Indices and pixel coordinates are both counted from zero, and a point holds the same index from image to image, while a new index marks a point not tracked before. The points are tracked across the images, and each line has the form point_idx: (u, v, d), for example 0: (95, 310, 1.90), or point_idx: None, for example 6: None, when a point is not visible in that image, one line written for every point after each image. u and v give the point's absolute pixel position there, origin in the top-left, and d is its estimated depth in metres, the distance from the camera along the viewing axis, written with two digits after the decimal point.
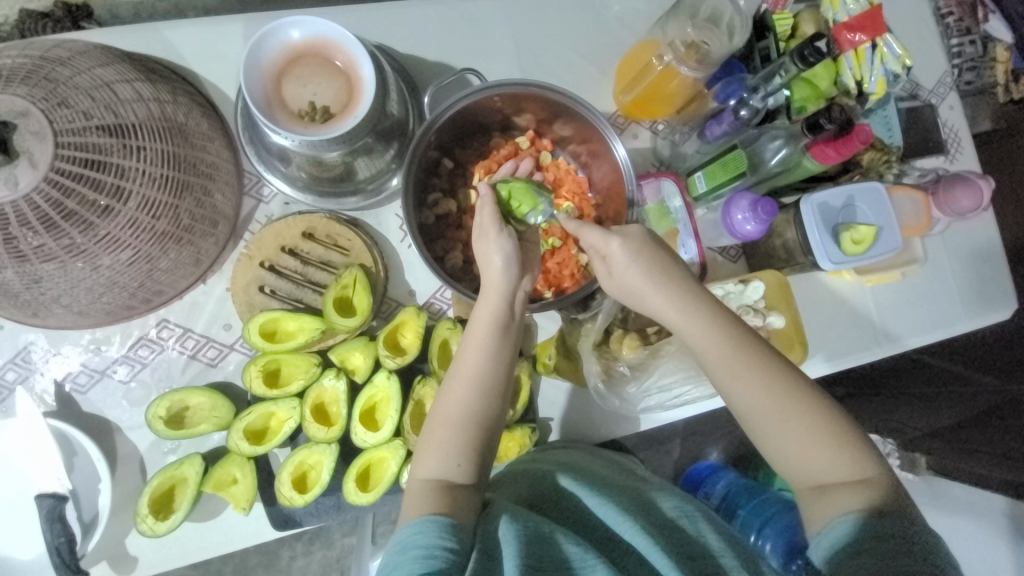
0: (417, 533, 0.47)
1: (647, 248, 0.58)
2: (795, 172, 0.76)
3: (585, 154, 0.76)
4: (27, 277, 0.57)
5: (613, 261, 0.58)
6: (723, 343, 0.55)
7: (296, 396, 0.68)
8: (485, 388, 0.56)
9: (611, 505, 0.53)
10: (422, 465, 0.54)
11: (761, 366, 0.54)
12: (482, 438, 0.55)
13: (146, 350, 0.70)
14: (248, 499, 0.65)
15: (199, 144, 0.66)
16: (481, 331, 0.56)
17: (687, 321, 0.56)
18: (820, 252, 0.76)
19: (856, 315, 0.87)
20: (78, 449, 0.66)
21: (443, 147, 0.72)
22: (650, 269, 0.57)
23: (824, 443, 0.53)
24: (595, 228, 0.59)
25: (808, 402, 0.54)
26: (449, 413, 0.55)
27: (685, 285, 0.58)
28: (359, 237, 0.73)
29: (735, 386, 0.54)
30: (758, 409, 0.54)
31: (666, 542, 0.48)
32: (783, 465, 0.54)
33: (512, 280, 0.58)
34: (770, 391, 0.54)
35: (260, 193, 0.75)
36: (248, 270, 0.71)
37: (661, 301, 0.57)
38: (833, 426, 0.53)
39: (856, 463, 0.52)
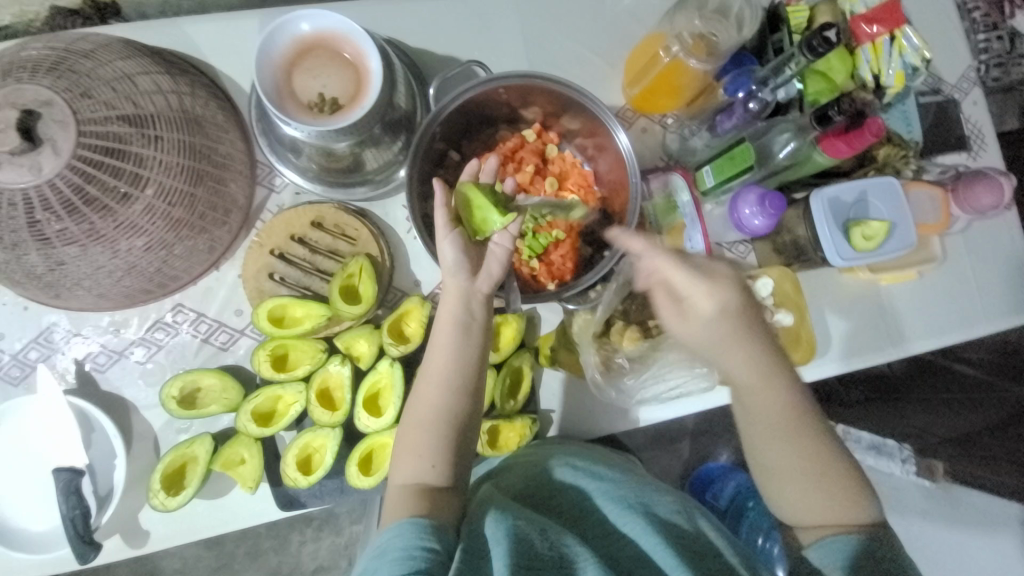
0: (396, 536, 0.48)
1: (741, 303, 0.56)
2: (806, 166, 0.74)
3: (592, 147, 0.76)
4: (51, 260, 0.60)
5: (695, 310, 0.56)
6: (779, 391, 0.55)
7: (302, 381, 0.70)
8: (453, 387, 0.57)
9: (610, 502, 0.53)
10: (400, 471, 0.56)
11: (805, 428, 0.55)
12: (457, 438, 0.56)
13: (161, 333, 0.73)
14: (256, 479, 0.67)
15: (215, 134, 0.68)
16: (444, 331, 0.58)
17: (751, 377, 0.55)
18: (829, 248, 0.74)
19: (869, 316, 0.85)
20: (96, 426, 0.69)
21: (449, 139, 0.73)
22: (737, 326, 0.55)
23: (836, 487, 0.55)
24: (684, 271, 0.55)
25: (834, 459, 0.56)
26: (421, 415, 0.56)
27: (756, 334, 0.55)
28: (366, 227, 0.74)
29: (774, 448, 0.55)
30: (785, 468, 0.55)
31: (667, 535, 0.49)
32: (789, 502, 0.56)
33: (464, 284, 0.60)
34: (801, 451, 0.55)
35: (272, 183, 0.77)
36: (258, 257, 0.73)
37: (737, 358, 0.55)
38: (846, 480, 0.55)
39: (857, 504, 0.55)
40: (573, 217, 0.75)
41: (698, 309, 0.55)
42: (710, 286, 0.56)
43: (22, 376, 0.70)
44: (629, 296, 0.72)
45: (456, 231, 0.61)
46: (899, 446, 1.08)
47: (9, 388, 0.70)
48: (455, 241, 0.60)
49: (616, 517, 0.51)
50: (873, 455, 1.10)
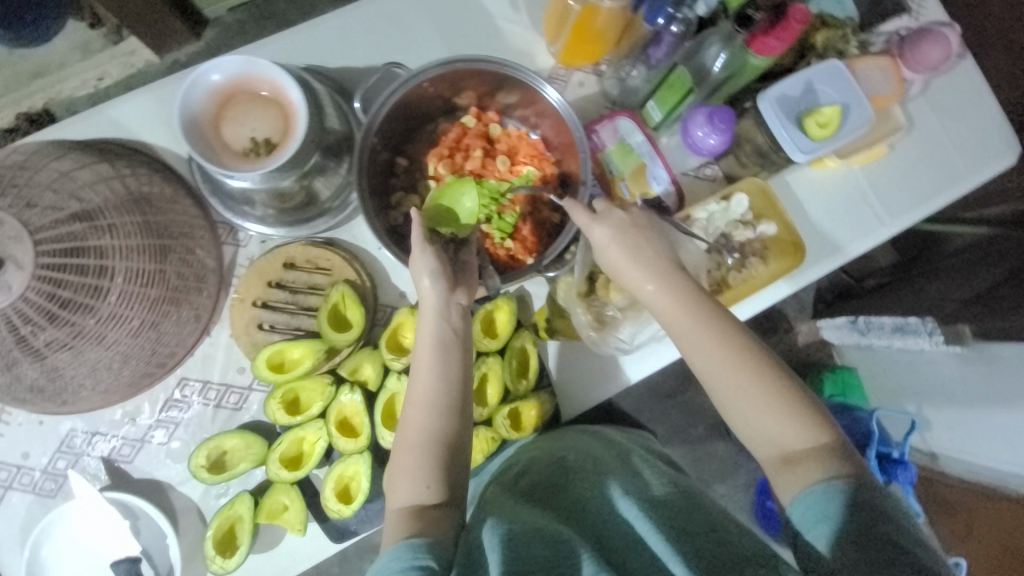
0: (393, 559, 0.52)
1: (630, 229, 0.64)
2: (745, 74, 0.73)
3: (533, 116, 0.76)
4: (48, 368, 0.62)
5: (596, 240, 0.64)
6: (690, 318, 0.60)
7: (319, 417, 0.71)
8: (439, 406, 0.60)
9: (634, 504, 0.60)
10: (397, 497, 0.58)
11: (724, 338, 0.59)
12: (451, 454, 0.60)
13: (175, 410, 0.73)
14: (302, 520, 0.69)
15: (167, 208, 0.69)
16: (426, 351, 0.61)
17: (661, 298, 0.61)
18: (790, 145, 0.74)
19: (850, 201, 0.84)
20: (140, 512, 0.70)
21: (392, 146, 0.73)
22: (630, 252, 0.63)
23: (790, 417, 0.56)
24: (580, 211, 0.64)
25: (766, 374, 0.58)
26: (412, 437, 0.59)
27: (664, 287, 0.61)
28: (338, 255, 0.75)
29: (704, 364, 0.59)
30: (719, 380, 0.58)
31: (683, 530, 0.56)
32: (748, 434, 0.58)
33: (442, 295, 0.62)
34: (728, 366, 0.58)
35: (236, 238, 0.76)
36: (244, 312, 0.73)
37: (640, 283, 0.62)
38: (784, 396, 0.57)
39: (811, 428, 0.56)
40: (534, 188, 0.77)
41: (598, 240, 0.64)
42: (603, 219, 0.64)
43: (57, 486, 0.71)
44: None
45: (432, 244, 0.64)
46: (920, 320, 1.03)
47: (48, 500, 0.71)
48: (430, 255, 0.63)
49: (632, 518, 0.59)
50: (899, 337, 1.09)
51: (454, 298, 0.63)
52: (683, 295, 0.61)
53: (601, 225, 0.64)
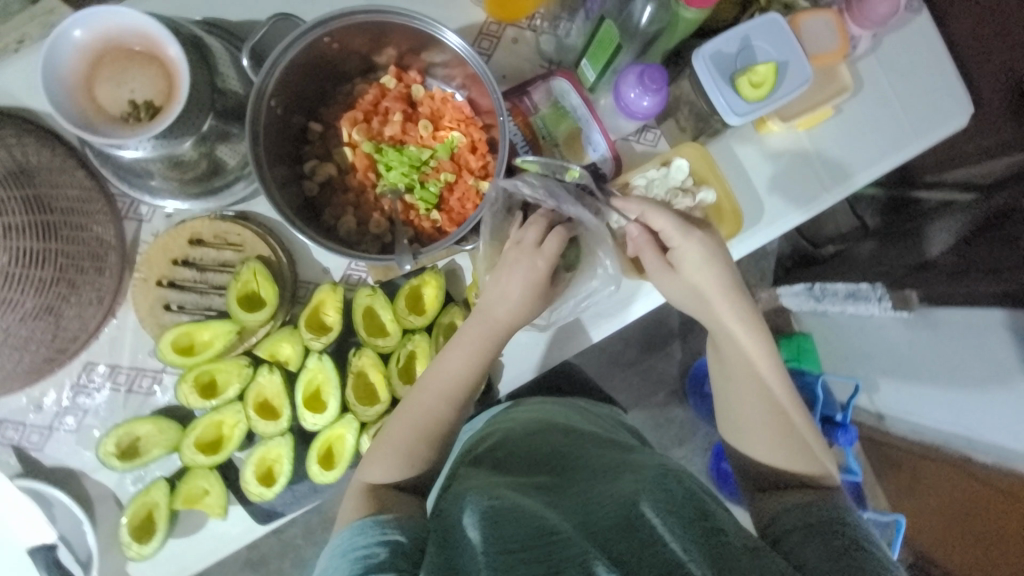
0: (358, 535, 0.51)
1: (717, 247, 0.63)
2: (677, 28, 0.68)
3: (456, 75, 0.71)
4: None
5: (685, 249, 0.63)
6: (771, 362, 0.64)
7: (237, 400, 0.69)
8: (453, 399, 0.62)
9: (655, 506, 0.50)
10: (369, 471, 0.60)
11: (774, 379, 0.63)
12: (440, 444, 0.62)
13: (84, 396, 0.69)
14: (223, 504, 0.67)
15: (59, 181, 0.65)
16: (463, 348, 0.62)
17: (745, 335, 0.63)
18: (723, 107, 0.69)
19: (794, 166, 0.82)
20: (53, 501, 0.67)
21: (301, 110, 0.68)
22: (727, 278, 0.63)
23: (804, 449, 0.63)
24: (671, 217, 0.63)
25: (797, 410, 0.63)
26: (418, 416, 0.61)
27: (739, 309, 0.63)
28: (249, 229, 0.70)
29: (738, 391, 0.64)
30: (749, 408, 0.64)
31: (683, 519, 0.50)
32: (755, 453, 0.64)
33: (511, 306, 0.61)
34: (768, 398, 0.63)
35: (138, 213, 0.71)
36: (148, 293, 0.69)
37: (723, 308, 0.63)
38: (807, 431, 0.63)
39: (817, 461, 0.62)
40: (459, 155, 0.72)
41: (687, 248, 0.62)
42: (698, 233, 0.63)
43: None
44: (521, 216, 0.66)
45: (531, 255, 0.61)
46: (871, 286, 1.03)
47: None
48: (521, 261, 0.60)
49: (663, 526, 0.48)
50: (851, 303, 1.08)
51: (518, 317, 0.62)
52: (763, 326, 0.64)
53: (677, 264, 0.63)
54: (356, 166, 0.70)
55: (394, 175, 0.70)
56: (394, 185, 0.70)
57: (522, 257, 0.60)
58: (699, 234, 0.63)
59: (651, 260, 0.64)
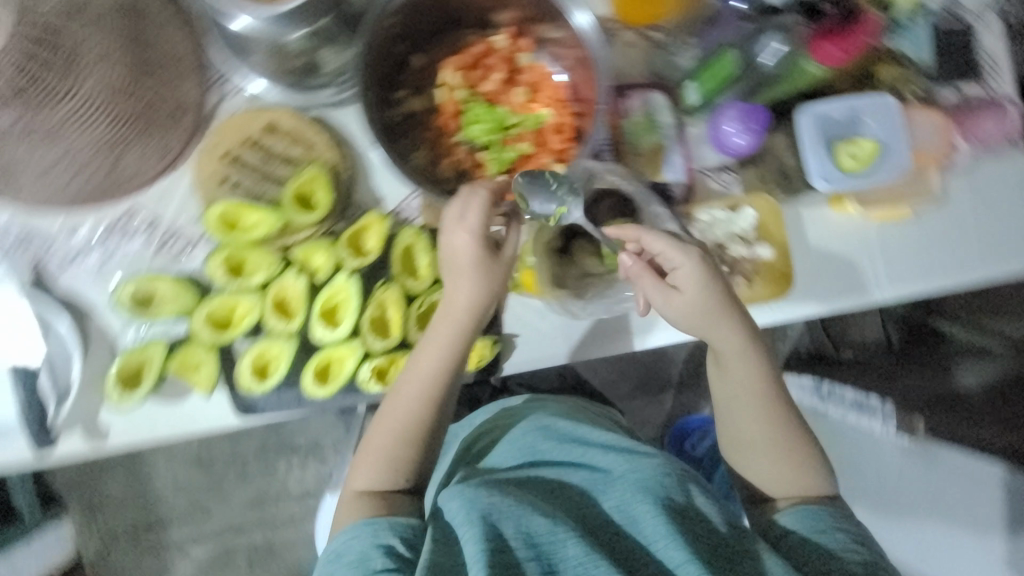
0: (353, 538, 0.58)
1: (714, 270, 0.63)
2: (794, 80, 0.70)
3: (565, 57, 0.71)
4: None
5: (685, 272, 0.62)
6: (754, 384, 0.65)
7: (258, 291, 0.69)
8: (428, 396, 0.63)
9: (647, 505, 0.56)
10: (359, 478, 0.64)
11: (763, 403, 0.65)
12: (423, 440, 0.64)
13: (117, 237, 0.70)
14: (211, 382, 0.68)
15: (160, 27, 0.66)
16: (435, 343, 0.63)
17: (731, 361, 0.65)
18: (814, 170, 0.69)
19: (855, 253, 0.81)
20: (53, 325, 0.67)
21: (411, 40, 0.67)
22: (721, 303, 0.62)
23: (796, 464, 0.65)
24: (660, 235, 0.62)
25: (786, 428, 0.66)
26: (393, 420, 0.63)
27: (743, 327, 0.63)
28: (324, 134, 0.71)
29: (735, 415, 0.67)
30: (741, 433, 0.67)
31: (675, 518, 0.55)
32: (751, 474, 0.67)
33: (475, 298, 0.62)
34: (759, 423, 0.65)
35: (224, 86, 0.71)
36: (210, 162, 0.69)
37: (720, 333, 0.63)
38: (799, 452, 0.66)
39: (812, 479, 0.65)
40: (543, 132, 0.72)
41: (686, 271, 0.62)
42: (692, 252, 0.62)
43: None
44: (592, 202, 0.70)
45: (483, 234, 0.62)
46: (881, 401, 0.97)
47: None
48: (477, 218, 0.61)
49: (648, 518, 0.55)
50: (855, 413, 1.00)
51: (488, 307, 0.63)
52: (755, 350, 0.64)
53: (681, 285, 0.62)
54: (447, 109, 0.71)
55: (478, 129, 0.70)
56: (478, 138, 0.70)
57: (474, 215, 0.61)
58: (696, 253, 0.62)
59: (651, 285, 0.63)
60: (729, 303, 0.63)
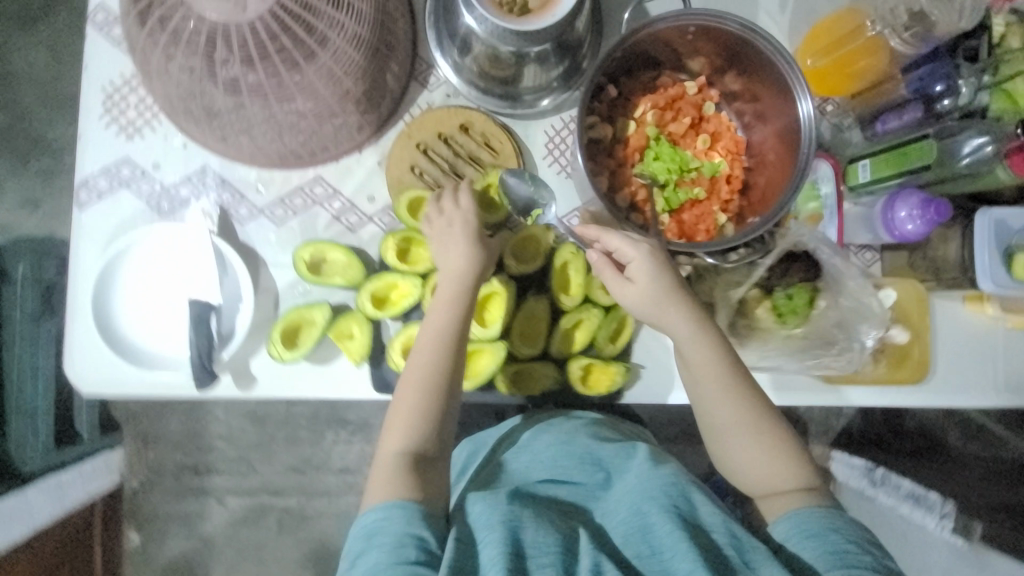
0: (387, 519, 0.56)
1: (660, 265, 0.62)
2: (978, 182, 0.70)
3: (750, 113, 0.75)
4: (207, 105, 0.64)
5: (640, 266, 0.62)
6: (722, 373, 0.61)
7: (420, 276, 0.72)
8: (437, 354, 0.62)
9: (669, 523, 0.54)
10: (393, 442, 0.61)
11: (737, 389, 0.61)
12: (437, 403, 0.62)
13: (299, 201, 0.74)
14: (362, 354, 0.70)
15: (393, 20, 0.69)
16: (438, 304, 0.63)
17: (692, 356, 0.61)
18: (984, 271, 0.71)
19: (982, 355, 0.80)
20: (228, 269, 0.70)
21: (612, 74, 0.71)
22: (667, 287, 0.61)
23: (776, 451, 0.61)
24: (614, 233, 0.63)
25: (759, 410, 0.61)
26: (412, 379, 0.62)
27: (695, 312, 0.61)
28: (511, 143, 0.74)
29: (717, 413, 0.62)
30: (720, 424, 0.62)
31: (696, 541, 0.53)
32: (743, 477, 0.62)
33: (465, 246, 0.64)
34: (733, 409, 0.61)
35: (426, 80, 0.76)
36: (405, 148, 0.73)
37: (677, 317, 0.61)
38: (782, 437, 0.61)
39: (794, 466, 0.61)
40: (716, 180, 0.74)
41: (640, 264, 0.62)
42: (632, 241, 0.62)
43: (168, 208, 0.72)
44: (778, 263, 0.70)
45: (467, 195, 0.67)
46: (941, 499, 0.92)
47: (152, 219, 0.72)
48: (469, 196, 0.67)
49: (654, 522, 0.55)
50: (909, 505, 0.96)
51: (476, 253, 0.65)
52: (707, 330, 0.61)
53: (635, 276, 0.62)
54: (632, 142, 0.74)
55: (657, 165, 0.73)
56: (658, 175, 0.73)
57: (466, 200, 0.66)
58: (647, 246, 0.62)
59: (612, 279, 0.63)
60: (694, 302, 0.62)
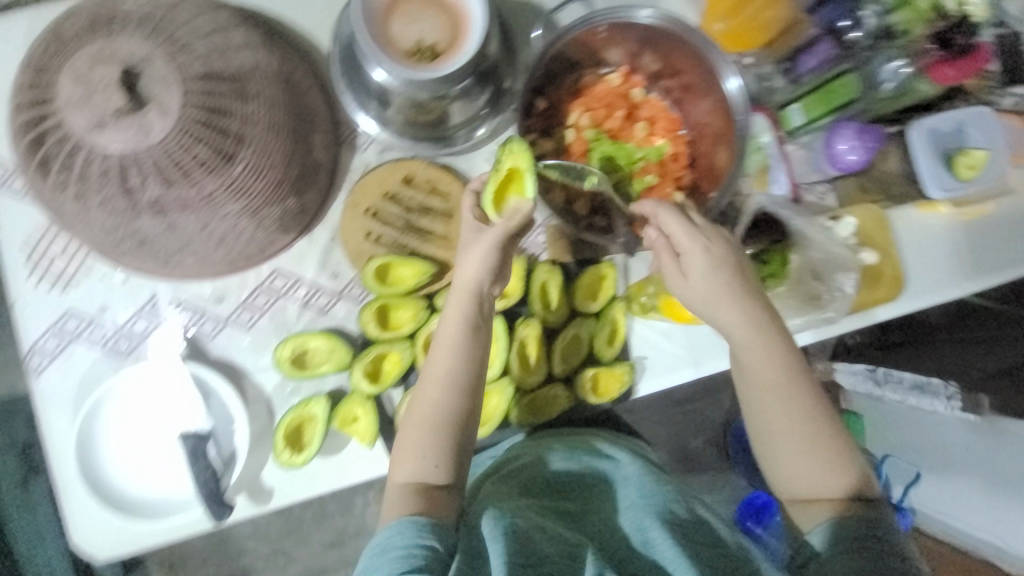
0: (396, 534, 0.54)
1: (721, 259, 0.59)
2: (907, 97, 0.75)
3: (678, 89, 0.75)
4: (138, 237, 0.60)
5: (687, 258, 0.60)
6: (781, 368, 0.60)
7: (408, 338, 0.71)
8: (456, 384, 0.60)
9: (655, 523, 0.58)
10: (398, 470, 0.60)
11: (794, 388, 0.60)
12: (454, 430, 0.61)
13: (263, 299, 0.71)
14: (372, 435, 0.68)
15: (304, 95, 0.68)
16: (452, 330, 0.60)
17: (752, 346, 0.60)
18: (930, 181, 0.76)
19: (948, 250, 0.83)
20: (211, 391, 0.68)
21: (538, 87, 0.71)
22: (730, 282, 0.59)
23: (833, 464, 0.60)
24: (674, 217, 0.60)
25: (821, 415, 0.60)
26: (425, 408, 0.60)
27: (754, 309, 0.60)
28: (458, 182, 0.73)
29: (768, 407, 0.61)
30: (775, 423, 0.61)
31: (686, 538, 0.57)
32: (786, 480, 0.62)
33: (483, 279, 0.60)
34: (790, 410, 0.60)
35: (355, 142, 0.74)
36: (355, 218, 0.71)
37: (735, 311, 0.59)
38: (836, 446, 0.60)
39: (845, 478, 0.60)
40: (664, 163, 0.75)
41: (688, 256, 0.60)
42: (701, 232, 0.60)
43: (129, 347, 0.69)
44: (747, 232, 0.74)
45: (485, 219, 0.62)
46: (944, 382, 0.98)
47: (118, 362, 0.69)
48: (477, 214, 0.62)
49: (646, 532, 0.57)
50: (915, 395, 1.03)
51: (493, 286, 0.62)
52: (769, 320, 0.60)
53: (688, 269, 0.60)
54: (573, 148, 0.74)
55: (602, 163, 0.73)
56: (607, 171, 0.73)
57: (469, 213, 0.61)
58: (705, 239, 0.60)
59: (669, 268, 0.62)
60: (749, 288, 0.60)
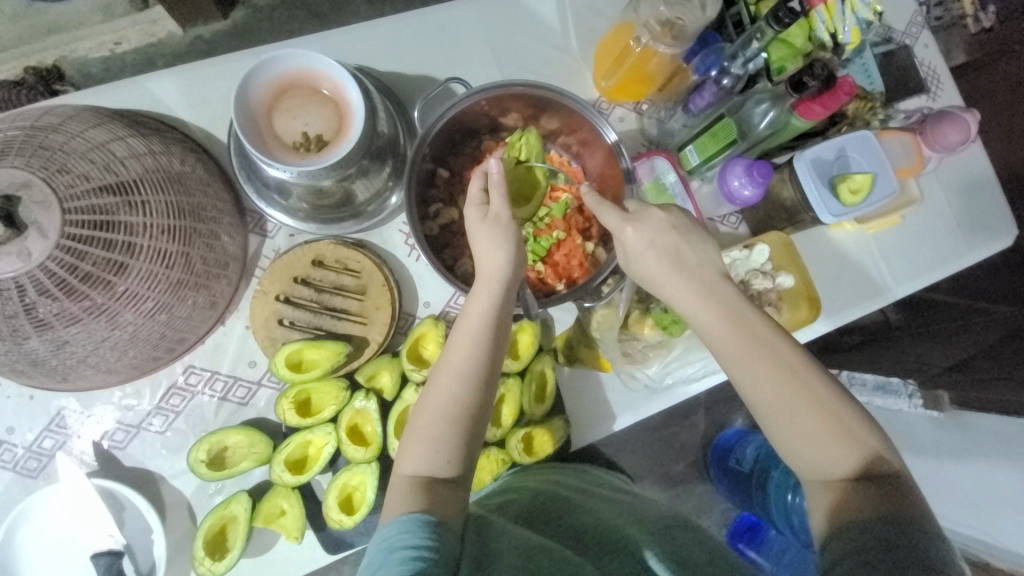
0: (403, 531, 0.49)
1: (664, 235, 0.60)
2: (785, 131, 0.76)
3: (576, 143, 0.77)
4: (31, 358, 0.59)
5: (629, 243, 0.61)
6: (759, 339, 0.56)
7: (329, 421, 0.69)
8: (471, 376, 0.57)
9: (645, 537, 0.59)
10: (408, 461, 0.55)
11: (779, 361, 0.55)
12: (466, 427, 0.57)
13: (178, 399, 0.70)
14: (299, 528, 0.66)
15: (199, 190, 0.66)
16: (466, 324, 0.59)
17: (714, 320, 0.57)
18: (819, 207, 0.77)
19: (863, 263, 0.88)
20: (126, 504, 0.66)
21: (436, 158, 0.73)
22: (671, 257, 0.59)
23: (838, 439, 0.52)
24: (611, 211, 0.62)
25: (815, 387, 0.54)
26: (438, 400, 0.57)
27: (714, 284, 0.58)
28: (368, 257, 0.74)
29: (746, 381, 0.55)
30: (763, 398, 0.54)
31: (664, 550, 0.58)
32: (791, 458, 0.54)
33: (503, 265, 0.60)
34: (776, 384, 0.54)
35: (264, 228, 0.76)
36: (266, 305, 0.71)
37: (692, 284, 0.58)
38: (839, 420, 0.53)
39: (855, 456, 0.52)
40: (569, 216, 0.77)
41: (628, 242, 0.61)
42: (636, 220, 0.60)
43: (39, 466, 0.67)
44: None
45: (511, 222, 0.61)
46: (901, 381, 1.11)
47: (28, 481, 0.67)
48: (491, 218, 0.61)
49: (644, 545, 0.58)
50: (879, 395, 1.13)
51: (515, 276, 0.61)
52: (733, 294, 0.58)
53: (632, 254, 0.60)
54: None
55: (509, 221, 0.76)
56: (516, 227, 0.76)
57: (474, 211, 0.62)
58: (646, 218, 0.60)
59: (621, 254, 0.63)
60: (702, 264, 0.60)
